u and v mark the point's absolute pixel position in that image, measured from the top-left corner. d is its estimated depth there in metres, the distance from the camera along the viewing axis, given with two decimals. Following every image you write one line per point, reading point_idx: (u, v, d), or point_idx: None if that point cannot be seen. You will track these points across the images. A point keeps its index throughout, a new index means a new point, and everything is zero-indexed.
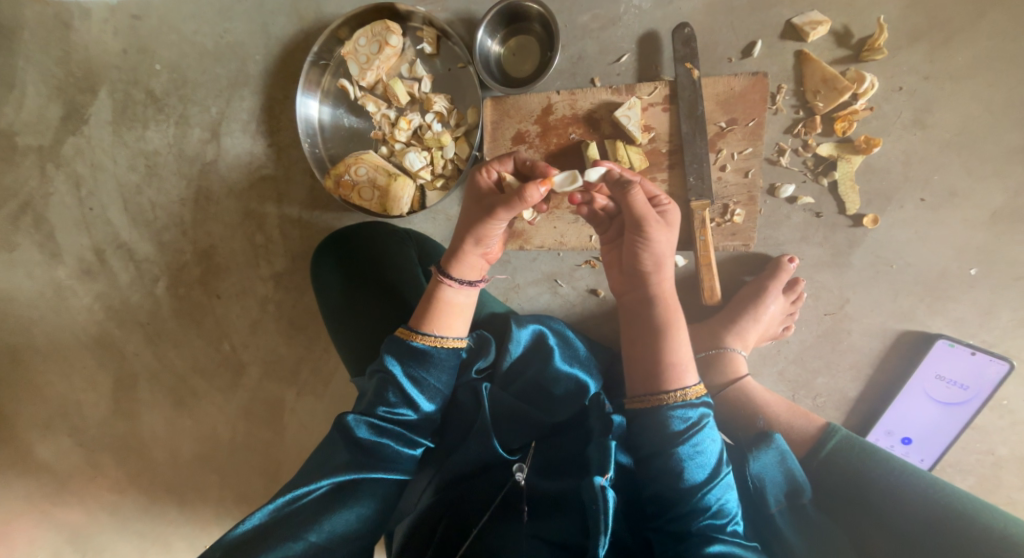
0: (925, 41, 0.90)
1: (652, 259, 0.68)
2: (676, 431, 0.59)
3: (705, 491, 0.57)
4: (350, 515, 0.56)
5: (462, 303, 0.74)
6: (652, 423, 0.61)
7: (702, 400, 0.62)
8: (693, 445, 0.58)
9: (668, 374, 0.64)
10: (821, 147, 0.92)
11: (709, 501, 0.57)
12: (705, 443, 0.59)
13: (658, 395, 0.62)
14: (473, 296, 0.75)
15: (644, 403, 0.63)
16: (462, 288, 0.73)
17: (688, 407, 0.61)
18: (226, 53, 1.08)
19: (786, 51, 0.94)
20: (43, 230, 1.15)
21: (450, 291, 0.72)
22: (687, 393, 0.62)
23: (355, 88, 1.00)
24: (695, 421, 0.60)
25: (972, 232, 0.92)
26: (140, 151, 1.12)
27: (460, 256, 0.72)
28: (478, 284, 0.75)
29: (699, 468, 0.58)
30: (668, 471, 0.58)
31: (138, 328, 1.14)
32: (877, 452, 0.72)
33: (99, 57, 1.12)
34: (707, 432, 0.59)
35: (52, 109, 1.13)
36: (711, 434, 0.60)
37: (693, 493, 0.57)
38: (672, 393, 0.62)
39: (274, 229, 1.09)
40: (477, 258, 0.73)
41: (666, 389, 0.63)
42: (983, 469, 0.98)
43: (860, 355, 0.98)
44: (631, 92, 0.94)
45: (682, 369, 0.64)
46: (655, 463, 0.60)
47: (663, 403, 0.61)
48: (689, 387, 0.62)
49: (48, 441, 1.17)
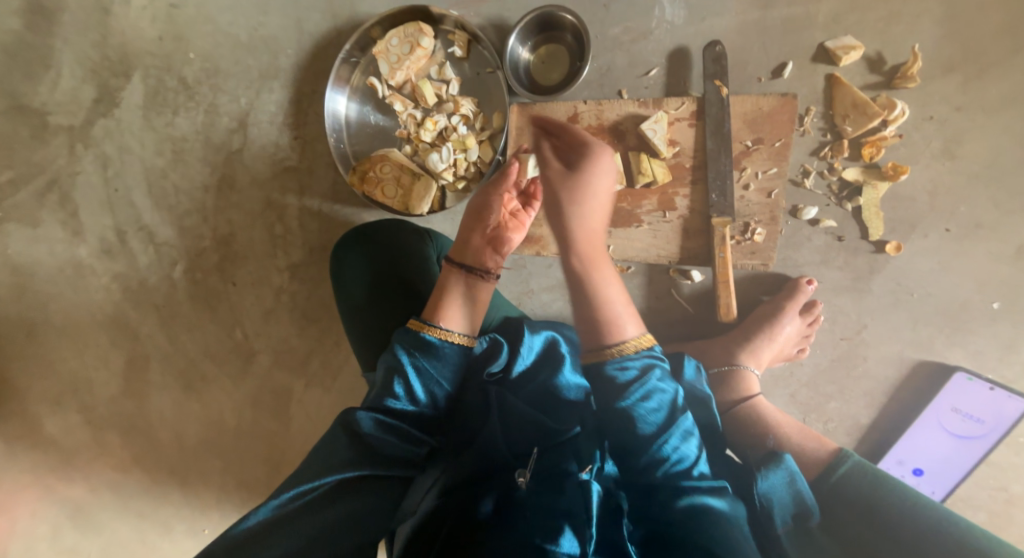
0: (957, 72, 0.90)
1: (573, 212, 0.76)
2: (618, 382, 0.65)
3: (661, 441, 0.62)
4: (350, 510, 0.55)
5: (470, 291, 0.80)
6: (600, 379, 0.68)
7: (641, 351, 0.67)
8: (639, 393, 0.64)
9: (610, 326, 0.69)
10: (846, 171, 0.91)
11: (665, 453, 0.62)
12: (648, 394, 0.64)
13: (603, 347, 0.68)
14: (484, 286, 0.81)
15: (594, 356, 0.69)
16: (462, 273, 0.80)
17: (627, 359, 0.67)
18: (259, 45, 1.09)
19: (816, 74, 0.94)
20: (67, 208, 1.16)
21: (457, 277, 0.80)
22: (625, 345, 0.68)
23: (383, 87, 1.01)
24: (636, 372, 0.66)
25: (997, 265, 0.90)
26: (168, 136, 1.13)
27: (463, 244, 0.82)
28: (489, 276, 0.81)
29: (653, 415, 0.63)
30: (625, 428, 0.64)
31: (153, 310, 1.15)
32: (890, 482, 0.71)
33: (135, 42, 1.14)
34: (651, 382, 0.65)
35: (85, 91, 1.15)
36: (658, 385, 0.66)
37: (648, 444, 0.62)
38: (613, 345, 0.67)
39: (294, 220, 1.10)
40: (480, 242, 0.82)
41: (609, 342, 0.68)
42: (995, 506, 0.96)
43: (875, 382, 0.96)
44: (658, 106, 0.94)
45: (621, 319, 0.70)
46: (617, 426, 0.65)
47: (605, 357, 0.67)
48: (628, 340, 0.68)
49: (57, 417, 1.18)
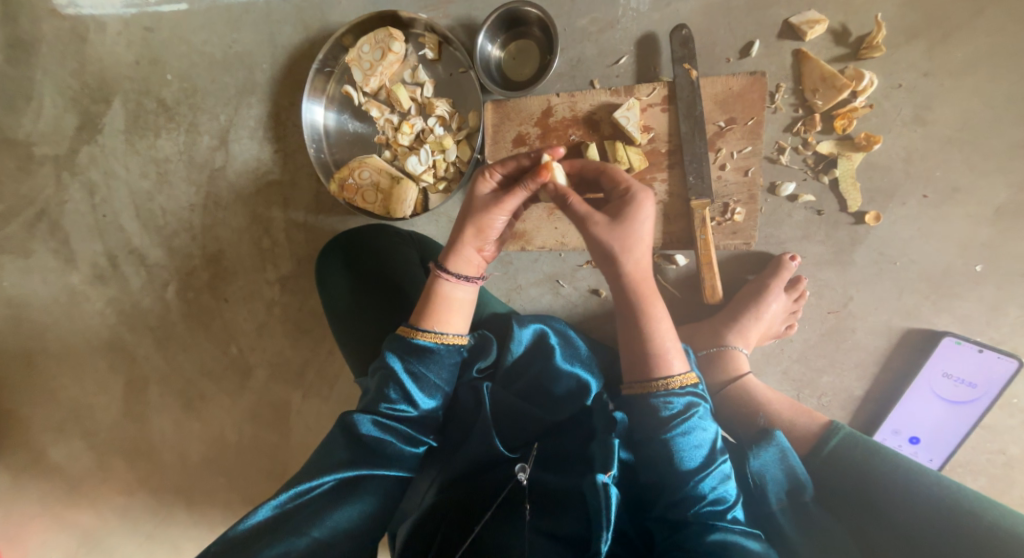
0: (923, 38, 0.90)
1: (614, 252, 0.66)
2: (664, 419, 0.60)
3: (698, 479, 0.58)
4: (353, 512, 0.57)
5: (460, 299, 0.74)
6: (641, 410, 0.63)
7: (689, 390, 0.62)
8: (684, 432, 0.59)
9: (654, 361, 0.64)
10: (820, 145, 0.92)
11: (703, 489, 0.58)
12: (693, 433, 0.60)
13: (646, 383, 0.63)
14: (473, 292, 0.76)
15: (635, 389, 0.64)
16: (458, 282, 0.74)
17: (673, 396, 0.61)
18: (234, 62, 1.11)
19: (783, 51, 0.94)
20: (58, 236, 1.18)
21: (449, 287, 0.74)
22: (671, 382, 0.62)
23: (359, 94, 1.02)
24: (683, 410, 0.60)
25: (977, 227, 0.91)
26: (152, 158, 1.15)
27: (458, 251, 0.74)
28: (476, 281, 0.76)
29: (695, 450, 0.59)
30: (661, 459, 0.60)
31: (149, 332, 1.17)
32: (879, 450, 0.71)
33: (113, 68, 1.15)
34: (694, 421, 0.60)
35: (67, 120, 1.17)
36: (702, 423, 0.61)
37: (686, 480, 0.58)
38: (658, 381, 0.62)
39: (281, 233, 1.11)
40: (475, 252, 0.75)
41: (653, 376, 0.63)
42: (994, 469, 0.96)
43: (865, 353, 0.97)
44: (629, 93, 0.94)
45: (669, 355, 0.64)
46: (648, 449, 0.61)
47: (648, 391, 0.62)
48: (674, 376, 0.63)
49: (62, 443, 1.19)
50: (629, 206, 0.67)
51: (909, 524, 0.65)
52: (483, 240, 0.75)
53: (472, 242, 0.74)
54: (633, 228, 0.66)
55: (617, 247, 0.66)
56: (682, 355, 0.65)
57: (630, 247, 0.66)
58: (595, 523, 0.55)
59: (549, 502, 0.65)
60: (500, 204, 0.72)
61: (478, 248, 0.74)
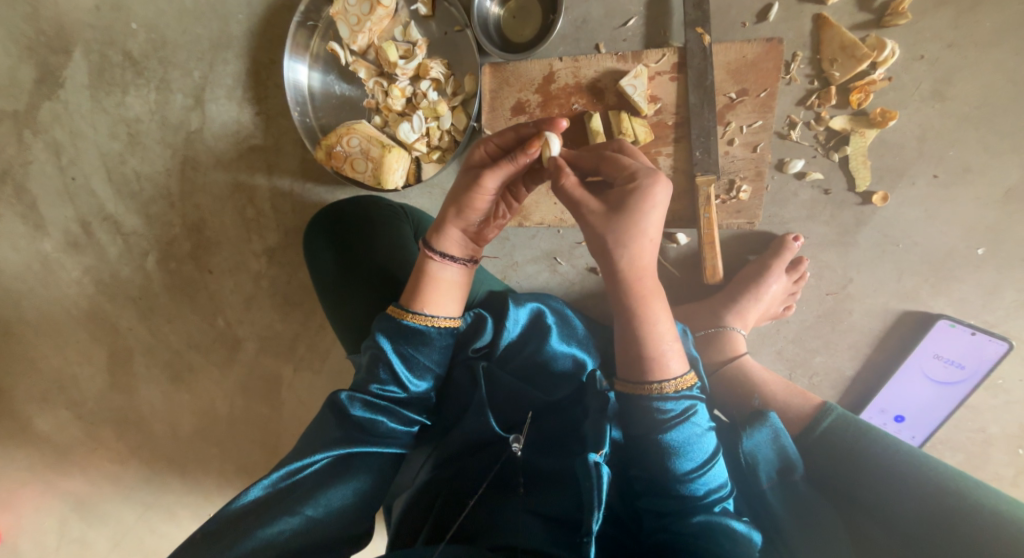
0: (952, 5, 0.85)
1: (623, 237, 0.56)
2: (661, 419, 0.58)
3: (691, 478, 0.57)
4: (347, 490, 0.57)
5: (448, 279, 0.70)
6: (635, 408, 0.61)
7: (686, 394, 0.59)
8: (681, 435, 0.58)
9: (649, 364, 0.60)
10: (833, 121, 0.88)
11: (698, 489, 0.57)
12: (689, 435, 0.58)
13: (638, 384, 0.60)
14: (461, 273, 0.71)
15: (631, 388, 0.61)
16: (445, 262, 0.69)
17: (668, 400, 0.59)
18: (206, 11, 1.01)
19: (803, 15, 0.88)
20: (25, 201, 1.11)
21: (434, 265, 0.70)
22: (666, 386, 0.59)
23: (345, 53, 0.94)
24: (682, 411, 0.58)
25: (984, 210, 0.89)
26: (121, 118, 1.07)
27: (440, 228, 0.68)
28: (464, 262, 0.71)
29: (697, 451, 0.58)
30: (653, 456, 0.59)
31: (130, 302, 1.13)
32: (873, 430, 0.72)
33: (70, 14, 1.04)
34: (690, 425, 0.58)
35: (24, 71, 1.07)
36: (697, 424, 0.59)
37: (680, 479, 0.57)
38: (651, 385, 0.59)
39: (266, 202, 1.05)
40: (458, 231, 0.68)
41: (647, 379, 0.60)
42: (972, 445, 1.00)
43: (860, 335, 0.97)
44: (637, 60, 0.88)
45: (665, 357, 0.60)
46: (643, 446, 0.60)
47: (643, 393, 0.60)
48: (670, 379, 0.59)
49: (47, 414, 1.17)
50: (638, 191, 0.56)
51: (891, 503, 0.66)
52: (467, 219, 0.68)
53: (457, 221, 0.67)
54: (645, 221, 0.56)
55: (618, 235, 0.56)
56: (679, 357, 0.61)
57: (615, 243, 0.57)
58: (587, 503, 0.55)
59: (541, 480, 0.64)
60: (483, 184, 0.63)
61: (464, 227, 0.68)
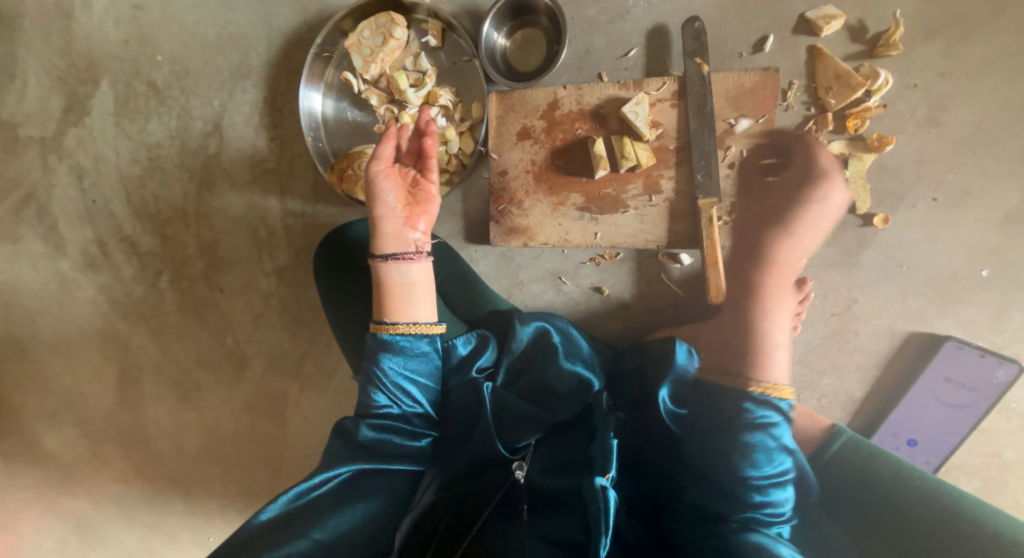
0: (942, 36, 0.88)
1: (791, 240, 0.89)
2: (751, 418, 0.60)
3: (753, 483, 0.56)
4: (356, 512, 0.56)
5: (398, 279, 0.74)
6: (720, 404, 0.63)
7: (774, 400, 0.62)
8: (756, 440, 0.58)
9: (768, 365, 0.72)
10: (831, 145, 0.90)
11: (761, 490, 0.56)
12: (765, 443, 0.58)
13: (737, 386, 0.64)
14: (411, 271, 0.75)
15: (730, 387, 0.65)
16: (388, 260, 0.74)
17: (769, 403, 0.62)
18: (228, 44, 1.06)
19: (798, 46, 0.92)
20: (46, 222, 1.15)
21: (380, 266, 0.74)
22: (769, 390, 0.63)
23: (358, 81, 0.98)
24: (763, 419, 0.60)
25: (985, 232, 0.90)
26: (143, 143, 1.11)
27: (375, 230, 0.76)
28: (405, 255, 0.74)
29: (769, 463, 0.57)
30: (724, 460, 0.58)
31: (142, 321, 1.15)
32: (883, 453, 0.72)
33: (100, 47, 1.10)
34: (769, 435, 0.59)
35: (53, 100, 1.13)
36: (778, 436, 0.60)
37: (747, 485, 0.56)
38: (750, 387, 0.63)
39: (277, 223, 1.08)
40: (390, 225, 0.75)
41: (751, 382, 0.65)
42: (989, 471, 0.97)
43: (867, 356, 0.97)
44: (638, 87, 0.92)
45: (773, 363, 0.72)
46: (714, 449, 0.59)
47: (740, 394, 0.63)
48: (766, 385, 0.64)
49: (54, 432, 1.18)
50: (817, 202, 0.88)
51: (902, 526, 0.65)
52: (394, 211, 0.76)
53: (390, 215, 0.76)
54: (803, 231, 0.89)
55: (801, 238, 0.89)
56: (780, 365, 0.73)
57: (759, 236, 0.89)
58: (593, 527, 0.53)
59: (551, 500, 0.62)
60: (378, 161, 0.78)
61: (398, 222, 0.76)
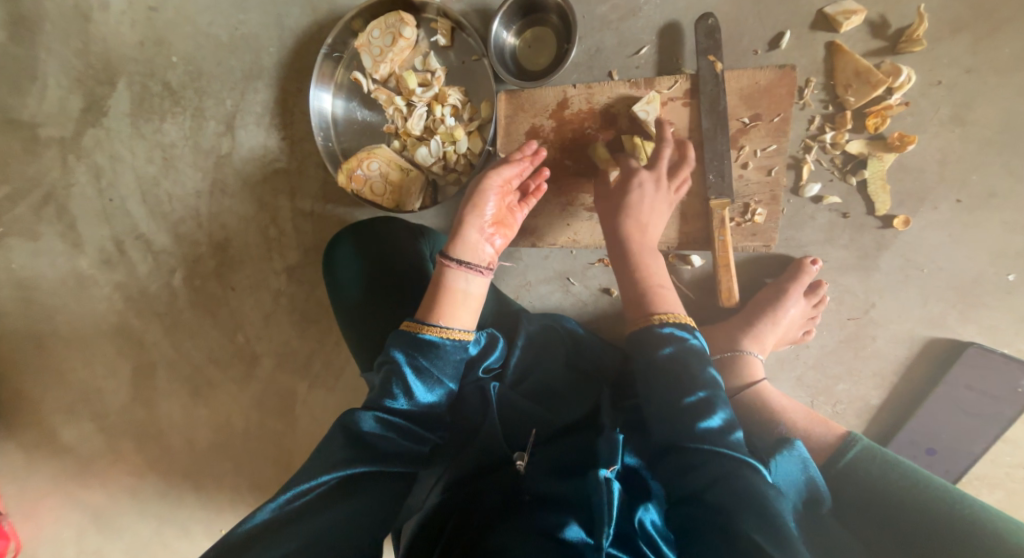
0: (967, 32, 0.84)
1: (636, 202, 0.79)
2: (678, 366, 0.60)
3: (703, 437, 0.55)
4: (354, 513, 0.55)
5: (462, 289, 0.73)
6: (649, 370, 0.62)
7: (687, 338, 0.63)
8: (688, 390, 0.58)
9: (658, 299, 0.70)
10: (850, 145, 0.88)
11: (715, 429, 0.56)
12: (697, 396, 0.57)
13: (647, 318, 0.67)
14: (477, 284, 0.74)
15: (637, 323, 0.68)
16: (461, 269, 0.73)
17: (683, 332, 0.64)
18: (241, 45, 1.07)
19: (815, 43, 0.89)
20: (65, 220, 1.17)
21: (448, 269, 0.73)
22: (672, 316, 0.66)
23: (367, 81, 0.98)
24: (679, 357, 0.61)
25: (1012, 235, 0.87)
26: (157, 142, 1.13)
27: (459, 233, 0.74)
28: (481, 270, 0.74)
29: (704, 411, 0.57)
30: (667, 427, 0.57)
31: (156, 318, 1.17)
32: (901, 463, 0.69)
33: (117, 49, 1.12)
34: (695, 377, 0.59)
35: (72, 101, 1.15)
36: (707, 382, 0.59)
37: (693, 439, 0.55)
38: (654, 316, 0.66)
39: (288, 222, 1.09)
40: (479, 236, 0.74)
41: (652, 312, 0.68)
42: (1012, 482, 0.94)
43: (884, 362, 0.94)
44: (650, 86, 0.90)
45: (667, 294, 0.71)
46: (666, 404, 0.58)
47: (648, 325, 0.66)
48: (672, 313, 0.67)
49: (73, 425, 1.21)
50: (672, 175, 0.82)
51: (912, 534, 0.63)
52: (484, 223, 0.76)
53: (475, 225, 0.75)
54: (662, 190, 0.80)
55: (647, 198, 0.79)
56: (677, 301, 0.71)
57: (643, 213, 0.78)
58: (600, 521, 0.54)
59: (552, 502, 0.60)
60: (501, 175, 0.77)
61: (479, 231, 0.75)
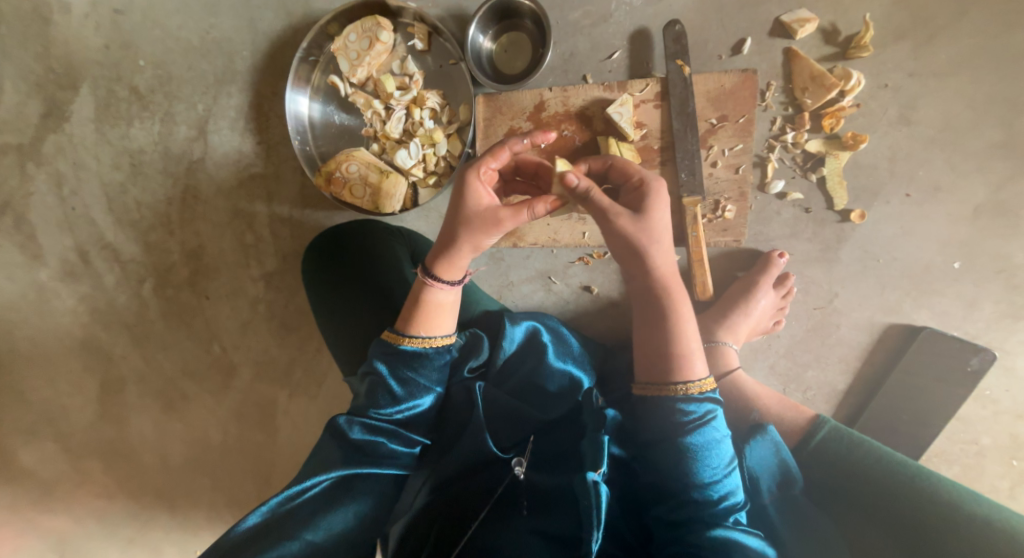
0: (909, 39, 0.92)
1: (632, 249, 0.63)
2: (682, 422, 0.58)
3: (704, 482, 0.56)
4: (349, 512, 0.55)
5: (449, 302, 0.71)
6: (658, 412, 0.60)
7: (709, 395, 0.60)
8: (701, 437, 0.57)
9: (675, 364, 0.62)
10: (809, 144, 0.93)
11: (714, 493, 0.56)
12: (709, 438, 0.58)
13: (663, 386, 0.61)
14: (462, 292, 0.73)
15: (648, 391, 0.62)
16: (451, 287, 0.71)
17: (691, 402, 0.59)
18: (212, 49, 1.06)
19: (774, 48, 0.95)
20: (24, 231, 1.12)
21: (437, 291, 0.70)
22: (690, 387, 0.60)
23: (345, 85, 0.99)
24: (702, 414, 0.58)
25: (956, 226, 0.93)
26: (125, 149, 1.10)
27: (450, 258, 0.69)
28: (471, 279, 0.73)
29: (713, 454, 0.57)
30: (673, 461, 0.57)
31: (124, 330, 1.12)
32: (864, 442, 0.73)
33: (79, 53, 1.09)
34: (711, 428, 0.58)
35: (31, 106, 1.11)
36: (718, 428, 0.59)
37: (697, 483, 0.56)
38: (676, 386, 0.60)
39: (264, 228, 1.07)
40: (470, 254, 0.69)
41: (672, 380, 0.61)
42: (967, 457, 1.00)
43: (848, 348, 0.99)
44: (622, 89, 0.94)
45: (690, 359, 0.62)
46: (659, 453, 0.59)
47: (667, 393, 0.60)
48: (693, 381, 0.60)
49: (32, 448, 1.14)
50: (646, 195, 0.63)
51: (891, 513, 0.67)
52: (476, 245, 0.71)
53: (468, 246, 0.68)
54: (652, 223, 0.62)
55: (640, 242, 0.62)
56: (704, 364, 0.63)
57: (649, 242, 0.62)
58: (586, 522, 0.54)
59: (544, 500, 0.63)
60: (496, 223, 0.66)
61: (472, 251, 0.70)
